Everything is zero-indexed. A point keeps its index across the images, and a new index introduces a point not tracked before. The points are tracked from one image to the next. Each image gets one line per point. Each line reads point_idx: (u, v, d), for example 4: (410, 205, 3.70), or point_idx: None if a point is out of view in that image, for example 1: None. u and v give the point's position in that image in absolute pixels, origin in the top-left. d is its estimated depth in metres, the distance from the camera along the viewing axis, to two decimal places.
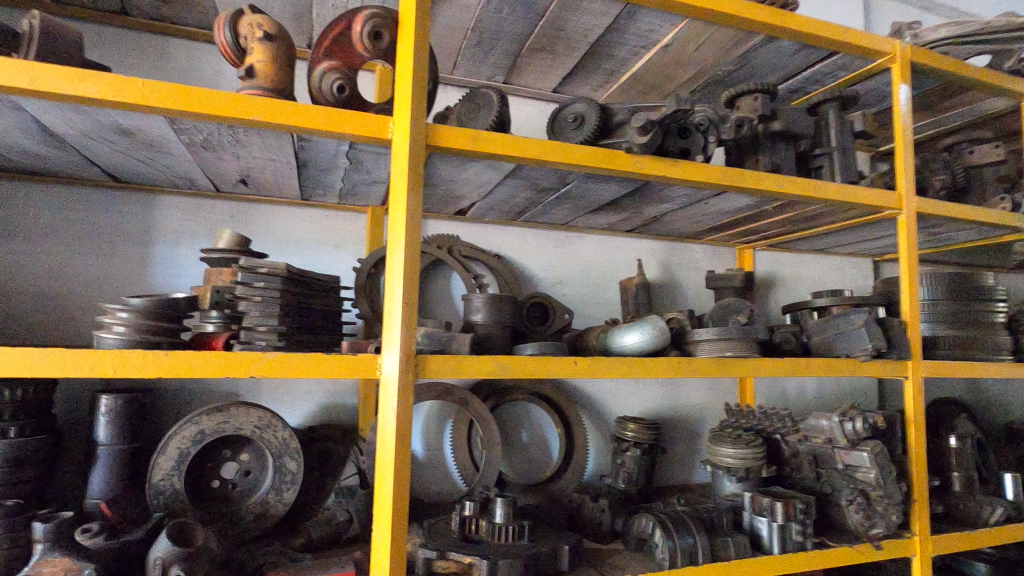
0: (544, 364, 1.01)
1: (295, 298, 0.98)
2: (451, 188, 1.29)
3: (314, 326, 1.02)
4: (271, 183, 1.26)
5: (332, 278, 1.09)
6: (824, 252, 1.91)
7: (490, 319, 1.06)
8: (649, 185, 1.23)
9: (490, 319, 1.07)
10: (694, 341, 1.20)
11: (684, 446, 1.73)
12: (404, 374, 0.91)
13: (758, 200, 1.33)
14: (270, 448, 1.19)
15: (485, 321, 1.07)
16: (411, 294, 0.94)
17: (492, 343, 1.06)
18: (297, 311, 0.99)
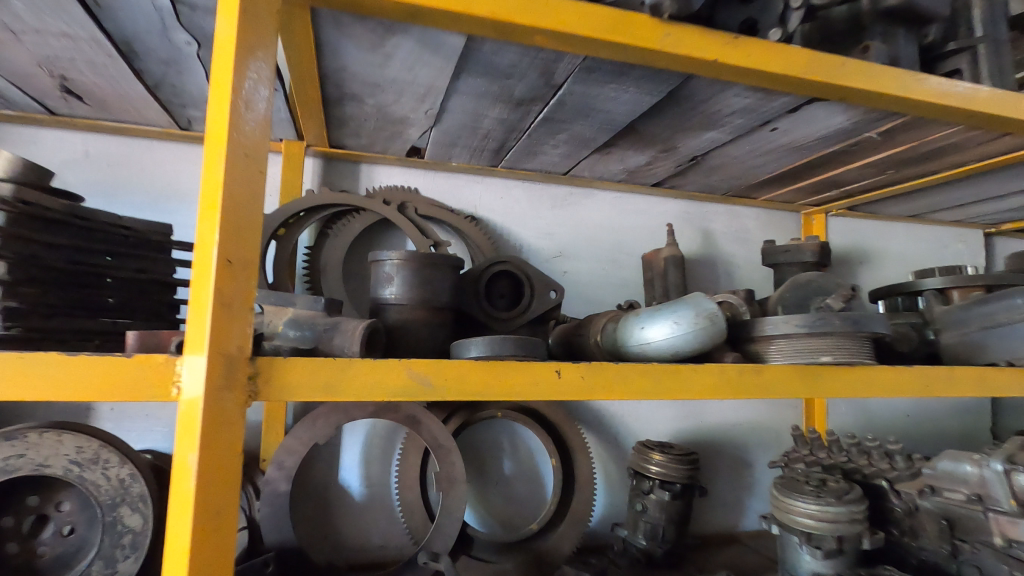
0: (498, 377, 0.57)
1: (55, 253, 0.59)
2: (384, 104, 0.85)
3: (99, 300, 0.63)
4: (114, 96, 0.84)
5: (157, 226, 0.71)
6: (920, 218, 1.42)
7: (410, 297, 0.63)
8: (689, 88, 0.77)
9: (411, 297, 0.63)
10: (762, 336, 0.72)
11: (729, 483, 1.27)
12: (214, 397, 0.48)
13: (858, 121, 0.85)
14: (97, 496, 0.77)
15: (403, 299, 0.63)
16: (239, 246, 0.50)
17: (416, 337, 0.63)
18: (63, 280, 0.60)
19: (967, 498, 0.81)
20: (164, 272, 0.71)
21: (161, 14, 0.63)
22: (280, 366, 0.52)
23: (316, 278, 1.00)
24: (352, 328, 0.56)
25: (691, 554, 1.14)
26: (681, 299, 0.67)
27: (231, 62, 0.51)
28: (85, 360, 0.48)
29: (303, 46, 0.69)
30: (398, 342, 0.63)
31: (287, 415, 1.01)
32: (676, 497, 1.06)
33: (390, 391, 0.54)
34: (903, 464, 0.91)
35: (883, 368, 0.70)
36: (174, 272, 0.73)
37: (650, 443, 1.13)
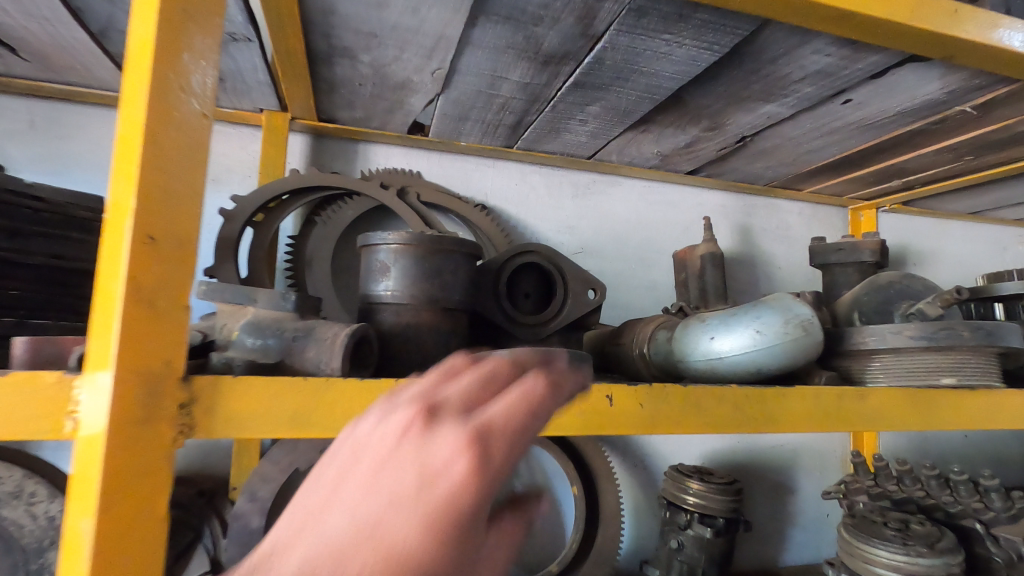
0: None
1: None
2: (383, 62, 0.70)
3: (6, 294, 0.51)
4: (53, 48, 0.69)
5: (87, 201, 0.60)
6: (979, 215, 1.27)
7: (413, 292, 0.48)
8: (761, 41, 0.63)
9: (414, 292, 0.48)
10: (860, 351, 0.57)
11: (769, 512, 1.12)
12: (124, 435, 0.33)
13: (955, 89, 0.71)
14: (21, 541, 0.62)
15: (403, 294, 0.48)
16: (171, 220, 0.35)
17: (422, 347, 0.48)
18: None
19: None
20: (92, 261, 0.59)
21: None
22: (229, 390, 0.36)
23: (300, 272, 0.85)
24: (331, 336, 0.41)
25: None
26: (762, 302, 0.51)
27: None
28: None
29: None
30: (398, 354, 0.48)
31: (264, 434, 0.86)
32: (719, 536, 0.90)
33: None
34: (1000, 503, 0.77)
35: (1014, 392, 0.55)
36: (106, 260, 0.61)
37: (685, 468, 0.98)
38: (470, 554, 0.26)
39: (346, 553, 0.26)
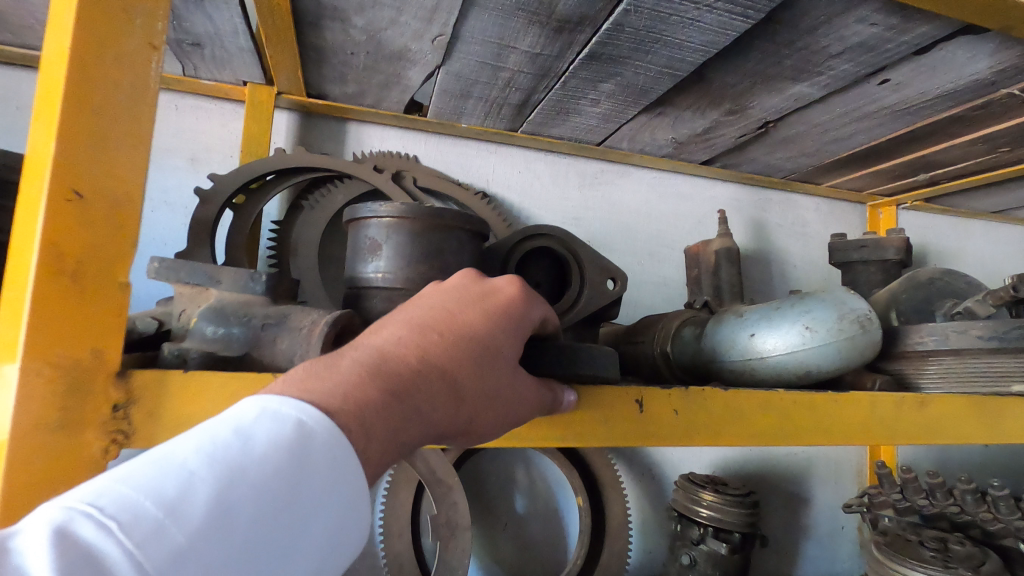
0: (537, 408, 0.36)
1: None
2: (379, 26, 0.63)
3: None
4: (7, 3, 0.61)
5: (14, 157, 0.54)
6: (1002, 214, 1.22)
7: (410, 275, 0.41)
8: (802, 5, 0.56)
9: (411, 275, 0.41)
10: (911, 353, 0.50)
11: (782, 525, 1.06)
12: (36, 435, 0.28)
13: (1006, 67, 0.65)
14: None
15: (399, 277, 0.42)
16: (103, 174, 0.30)
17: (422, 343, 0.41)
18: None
19: None
20: None
21: None
22: (180, 389, 0.31)
23: (284, 259, 0.78)
24: (308, 324, 0.34)
25: None
26: (811, 295, 0.45)
27: None
28: None
29: None
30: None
31: None
32: (734, 552, 0.85)
33: None
34: None
35: None
36: None
37: (697, 477, 0.92)
38: (511, 363, 0.33)
39: (422, 324, 0.31)
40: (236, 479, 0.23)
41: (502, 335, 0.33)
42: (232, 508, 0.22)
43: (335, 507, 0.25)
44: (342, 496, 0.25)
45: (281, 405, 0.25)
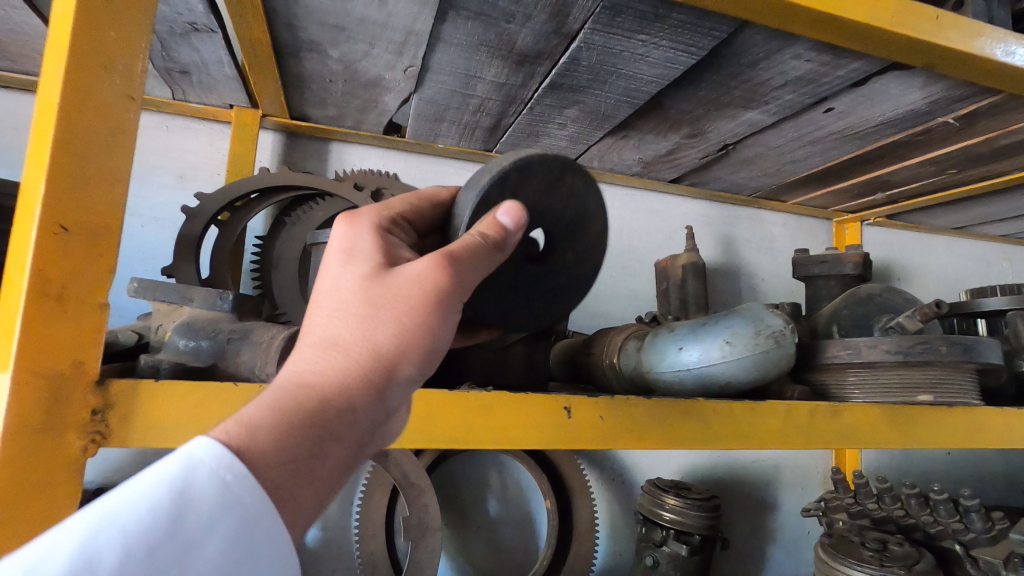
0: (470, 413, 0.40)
1: None
2: (353, 57, 0.68)
3: None
4: (5, 33, 0.66)
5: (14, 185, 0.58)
6: (963, 231, 1.27)
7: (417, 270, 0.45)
8: (739, 45, 0.61)
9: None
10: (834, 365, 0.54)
11: (748, 529, 1.10)
12: (25, 437, 0.32)
13: (937, 99, 0.70)
14: None
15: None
16: (81, 208, 0.34)
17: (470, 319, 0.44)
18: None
19: None
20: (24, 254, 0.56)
21: None
22: (151, 395, 0.36)
23: (266, 273, 0.82)
24: (267, 338, 0.39)
25: None
26: (734, 313, 0.49)
27: None
28: None
29: None
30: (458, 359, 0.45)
31: None
32: (695, 553, 0.88)
33: None
34: (980, 524, 0.74)
35: (990, 410, 0.54)
36: None
37: (663, 482, 0.96)
38: (371, 288, 0.32)
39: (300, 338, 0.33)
40: (105, 530, 0.24)
41: (349, 278, 0.33)
42: (104, 554, 0.23)
43: (224, 537, 0.26)
44: (235, 520, 0.26)
45: (158, 462, 0.26)
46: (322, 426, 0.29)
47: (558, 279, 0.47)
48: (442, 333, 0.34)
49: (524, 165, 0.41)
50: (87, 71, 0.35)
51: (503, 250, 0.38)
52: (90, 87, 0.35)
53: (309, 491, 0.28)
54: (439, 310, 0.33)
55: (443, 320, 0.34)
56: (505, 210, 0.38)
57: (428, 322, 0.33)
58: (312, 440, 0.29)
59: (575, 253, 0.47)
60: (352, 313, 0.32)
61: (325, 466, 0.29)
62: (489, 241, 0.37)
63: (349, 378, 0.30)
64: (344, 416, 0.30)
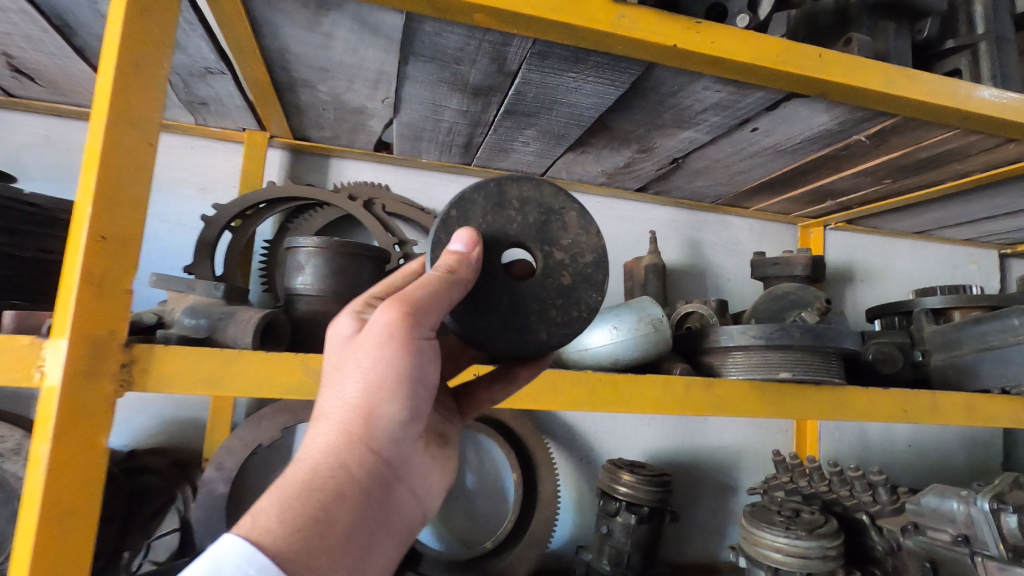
0: None
1: None
2: (338, 91, 0.81)
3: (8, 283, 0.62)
4: (62, 75, 0.81)
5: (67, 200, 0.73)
6: (925, 235, 1.34)
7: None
8: (654, 80, 0.72)
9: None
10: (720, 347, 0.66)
11: (709, 509, 1.19)
12: (76, 383, 0.44)
13: (843, 121, 0.79)
14: (16, 489, 0.73)
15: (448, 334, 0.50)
16: (117, 221, 0.47)
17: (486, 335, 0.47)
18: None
19: (952, 540, 0.72)
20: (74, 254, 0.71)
21: None
22: (163, 356, 0.47)
23: (271, 273, 0.97)
24: (247, 317, 0.52)
25: None
26: (625, 304, 0.63)
27: (123, 26, 0.48)
28: None
29: (237, 22, 0.65)
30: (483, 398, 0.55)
31: (236, 413, 0.97)
32: (642, 522, 0.99)
33: (283, 389, 0.49)
34: (886, 496, 0.82)
35: (856, 389, 0.63)
36: None
37: (621, 461, 1.06)
38: (337, 361, 0.41)
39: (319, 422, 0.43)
40: None
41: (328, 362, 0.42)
42: None
43: None
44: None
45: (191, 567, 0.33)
46: (319, 488, 0.37)
47: (563, 276, 0.49)
48: (411, 363, 0.41)
49: (459, 203, 0.48)
50: (119, 124, 0.47)
51: (457, 271, 0.43)
52: (122, 138, 0.47)
53: (326, 549, 0.36)
54: (393, 349, 0.40)
55: (404, 351, 0.40)
56: (457, 237, 0.45)
57: (387, 364, 0.40)
58: (314, 502, 0.36)
59: (562, 249, 0.50)
60: (335, 382, 0.41)
61: (335, 518, 0.37)
62: (438, 268, 0.43)
63: (336, 438, 0.39)
64: (338, 474, 0.38)
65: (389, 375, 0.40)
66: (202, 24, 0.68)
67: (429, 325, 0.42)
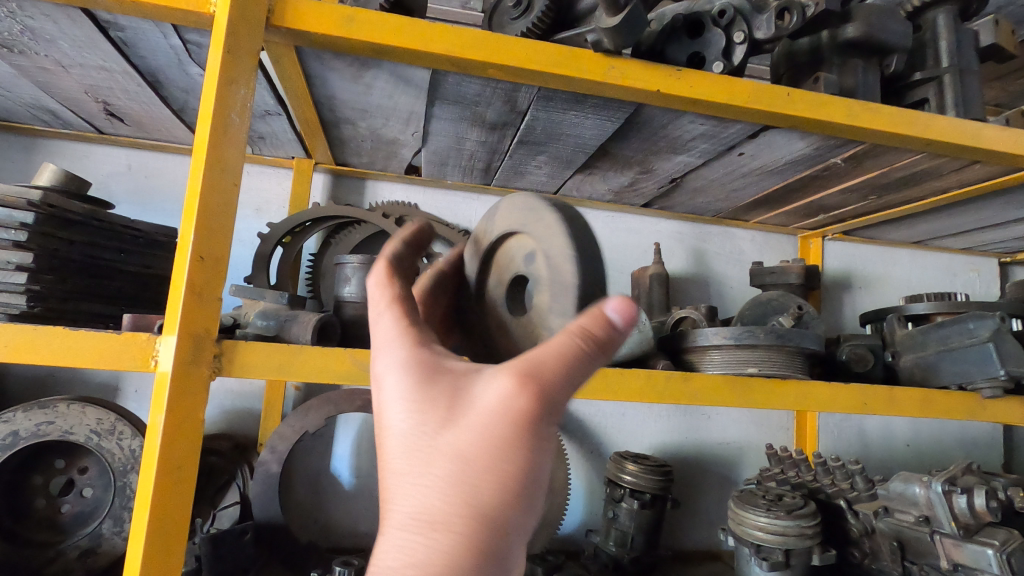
0: None
1: (86, 249, 0.74)
2: (375, 127, 0.95)
3: (111, 293, 0.77)
4: (149, 118, 0.97)
5: (162, 230, 0.88)
6: (923, 244, 1.41)
7: (549, 283, 0.48)
8: (645, 115, 0.83)
9: (540, 279, 0.50)
10: (699, 347, 0.79)
11: (712, 501, 1.28)
12: (182, 369, 0.58)
13: (819, 147, 0.89)
14: (111, 463, 0.87)
15: (554, 310, 0.48)
16: (210, 247, 0.61)
17: None
18: (78, 270, 0.72)
19: (916, 520, 0.81)
20: (163, 268, 0.86)
21: (177, 52, 0.75)
22: (245, 349, 0.61)
23: (317, 282, 1.11)
24: (307, 320, 0.66)
25: (663, 566, 1.16)
26: None
27: (215, 95, 0.62)
28: (81, 336, 0.58)
29: (294, 77, 0.78)
30: None
31: (285, 404, 1.11)
32: (645, 507, 1.08)
33: (336, 376, 0.62)
34: (862, 484, 0.90)
35: (819, 383, 0.73)
36: (167, 266, 0.87)
37: (626, 453, 1.17)
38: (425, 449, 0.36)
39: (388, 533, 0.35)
40: None
41: (416, 457, 0.36)
42: None
43: None
44: None
45: None
46: None
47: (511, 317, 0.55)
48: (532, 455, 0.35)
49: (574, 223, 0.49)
50: (211, 172, 0.61)
51: (608, 345, 0.38)
52: (214, 182, 0.61)
53: None
54: (523, 432, 0.34)
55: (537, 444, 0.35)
56: (609, 304, 0.39)
57: (510, 465, 0.34)
58: None
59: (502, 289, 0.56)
60: (419, 481, 0.35)
61: None
62: (585, 332, 0.37)
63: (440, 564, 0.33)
64: None
65: (503, 484, 0.34)
66: (266, 79, 0.82)
67: (568, 394, 0.36)
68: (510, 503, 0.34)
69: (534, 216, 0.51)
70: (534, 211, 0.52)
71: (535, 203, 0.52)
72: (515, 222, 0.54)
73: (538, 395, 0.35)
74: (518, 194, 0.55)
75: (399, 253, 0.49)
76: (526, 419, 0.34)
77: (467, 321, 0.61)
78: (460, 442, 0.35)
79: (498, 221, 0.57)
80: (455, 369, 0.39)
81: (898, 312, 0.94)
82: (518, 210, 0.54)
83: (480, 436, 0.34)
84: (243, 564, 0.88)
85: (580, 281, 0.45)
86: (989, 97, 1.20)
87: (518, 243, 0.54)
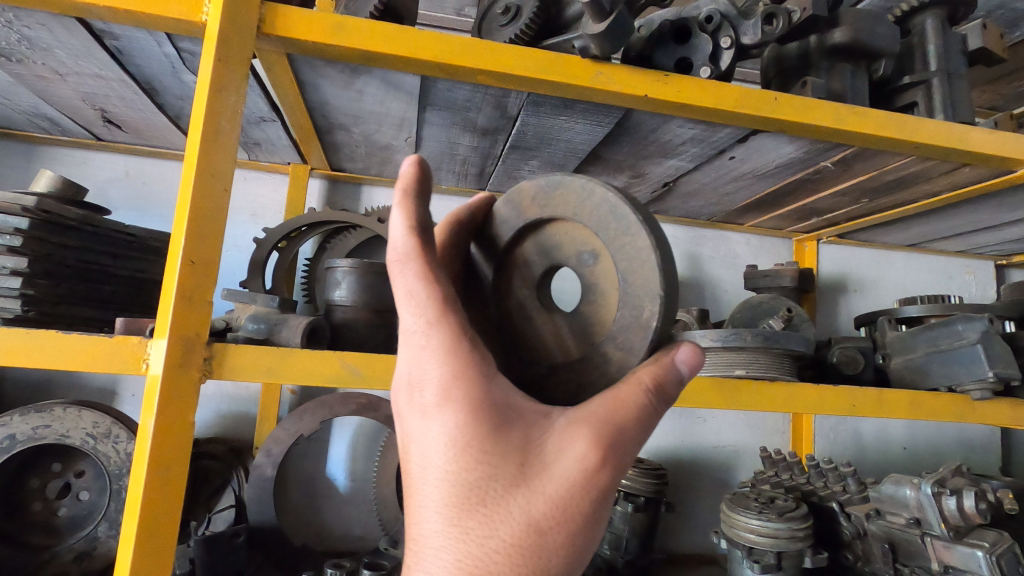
0: None
1: (79, 254, 0.75)
2: (369, 132, 0.96)
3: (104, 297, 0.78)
4: (145, 125, 0.98)
5: (155, 235, 0.89)
6: (918, 247, 1.41)
7: (619, 302, 0.44)
8: (634, 120, 0.84)
9: (606, 294, 0.45)
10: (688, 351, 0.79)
11: (708, 504, 1.28)
12: (174, 371, 0.58)
13: (809, 151, 0.89)
14: (106, 466, 0.88)
15: (619, 335, 0.43)
16: (202, 252, 0.62)
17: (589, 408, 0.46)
18: (72, 275, 0.73)
19: (906, 522, 0.81)
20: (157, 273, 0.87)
21: (171, 59, 0.76)
22: (235, 351, 0.62)
23: (312, 287, 1.12)
24: (296, 324, 0.66)
25: (658, 569, 1.16)
26: None
27: (206, 104, 0.63)
28: (72, 339, 0.59)
29: (287, 85, 0.79)
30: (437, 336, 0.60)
31: (281, 407, 1.12)
32: (639, 510, 1.08)
33: (325, 378, 0.63)
34: (854, 487, 0.91)
35: (806, 385, 0.73)
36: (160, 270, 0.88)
37: None
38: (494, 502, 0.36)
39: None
40: None
41: (482, 505, 0.36)
42: None
43: None
44: None
45: None
46: None
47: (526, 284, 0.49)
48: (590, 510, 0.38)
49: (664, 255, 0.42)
50: (201, 180, 0.62)
51: (665, 399, 0.41)
52: (204, 188, 0.62)
53: None
54: (592, 503, 0.37)
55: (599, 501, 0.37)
56: (673, 355, 0.42)
57: (576, 534, 0.37)
58: None
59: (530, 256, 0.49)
60: (483, 532, 0.35)
61: None
62: (652, 389, 0.40)
63: None
64: None
65: (566, 549, 0.36)
66: (260, 86, 0.83)
67: (629, 459, 0.39)
68: (566, 565, 0.37)
69: (616, 222, 0.43)
70: (618, 217, 0.43)
71: (615, 207, 0.43)
72: (584, 216, 0.44)
73: (609, 468, 0.37)
74: (599, 185, 0.44)
75: (422, 215, 0.43)
76: (597, 490, 0.37)
77: (480, 291, 0.51)
78: (531, 508, 0.36)
79: (558, 202, 0.46)
80: (521, 416, 0.38)
81: (890, 314, 0.94)
82: (592, 203, 0.44)
83: (555, 504, 0.36)
84: (237, 566, 0.89)
85: (660, 325, 0.42)
86: (982, 101, 1.21)
87: (579, 235, 0.46)
